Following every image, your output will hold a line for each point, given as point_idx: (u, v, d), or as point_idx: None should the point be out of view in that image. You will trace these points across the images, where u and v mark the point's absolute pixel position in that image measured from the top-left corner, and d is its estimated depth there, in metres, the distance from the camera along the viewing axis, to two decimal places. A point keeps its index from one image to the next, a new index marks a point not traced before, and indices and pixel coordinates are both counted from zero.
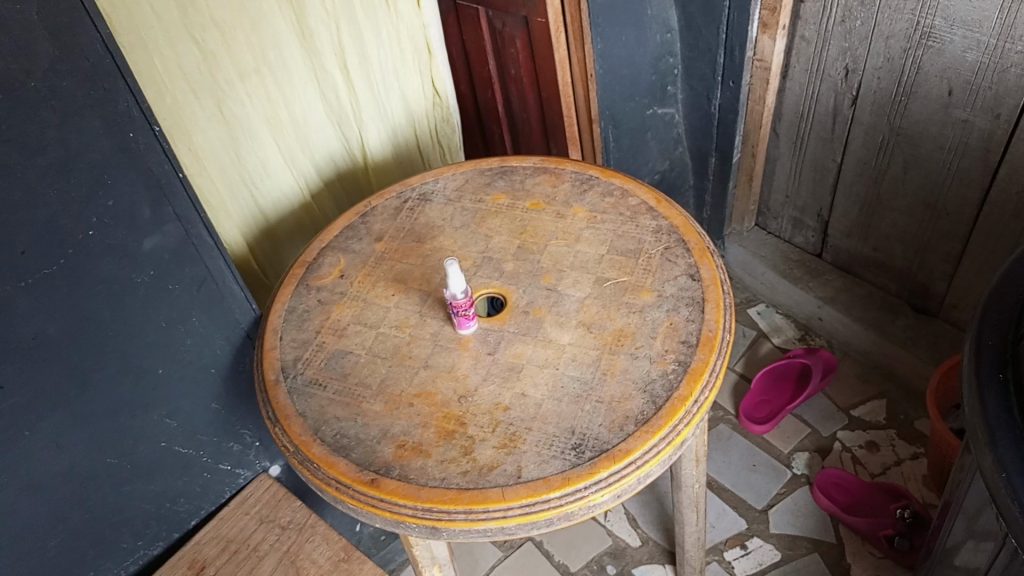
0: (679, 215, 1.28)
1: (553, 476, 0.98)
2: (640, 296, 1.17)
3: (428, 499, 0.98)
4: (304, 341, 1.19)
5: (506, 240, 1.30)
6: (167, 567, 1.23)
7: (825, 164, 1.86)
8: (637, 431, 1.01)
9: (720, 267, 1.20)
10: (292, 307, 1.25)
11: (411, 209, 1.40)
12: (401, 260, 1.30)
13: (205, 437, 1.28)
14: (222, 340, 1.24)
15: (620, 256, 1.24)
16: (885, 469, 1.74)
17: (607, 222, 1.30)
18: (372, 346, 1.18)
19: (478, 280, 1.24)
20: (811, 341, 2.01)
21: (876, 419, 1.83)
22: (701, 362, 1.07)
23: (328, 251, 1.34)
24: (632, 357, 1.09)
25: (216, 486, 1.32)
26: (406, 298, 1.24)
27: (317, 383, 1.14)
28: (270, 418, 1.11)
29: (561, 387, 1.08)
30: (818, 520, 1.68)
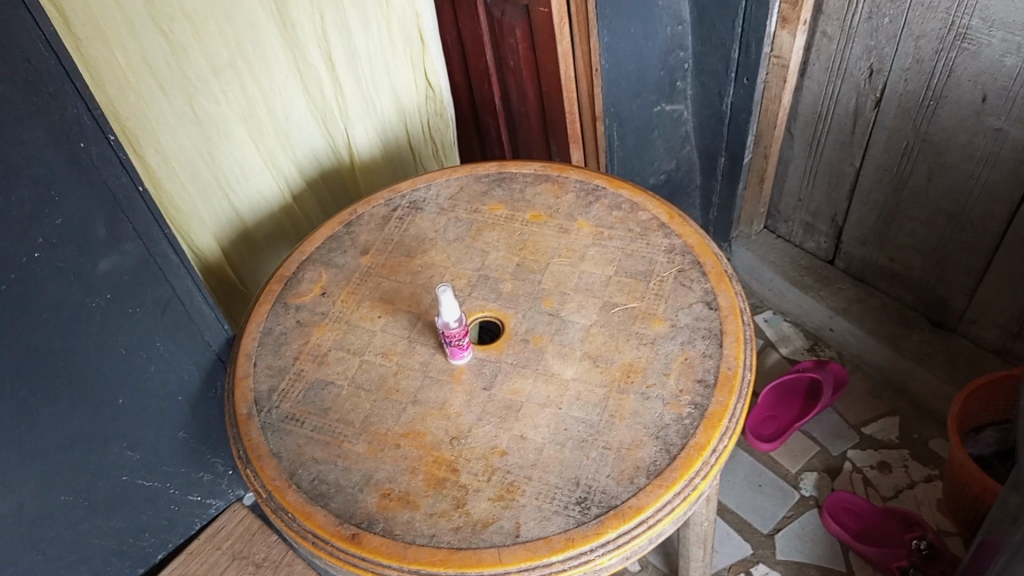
0: (694, 234, 1.17)
1: (555, 536, 0.88)
2: (651, 325, 1.06)
3: (415, 560, 0.88)
4: (281, 368, 1.08)
5: (504, 256, 1.19)
6: None
7: (842, 169, 1.75)
8: (649, 485, 0.91)
9: (739, 294, 1.09)
10: (268, 329, 1.13)
11: (400, 218, 1.28)
12: (389, 277, 1.19)
13: (172, 469, 1.16)
14: (191, 365, 1.12)
15: (629, 278, 1.13)
16: (898, 493, 1.65)
17: (615, 239, 1.18)
18: (355, 377, 1.07)
19: (473, 302, 1.13)
20: (821, 353, 1.91)
21: (888, 437, 1.74)
22: (720, 406, 0.96)
23: (309, 265, 1.22)
24: (643, 397, 0.99)
25: (184, 519, 1.22)
26: (393, 321, 1.13)
27: (294, 419, 1.03)
28: (241, 459, 1.00)
29: (564, 430, 0.97)
30: (827, 546, 1.60)
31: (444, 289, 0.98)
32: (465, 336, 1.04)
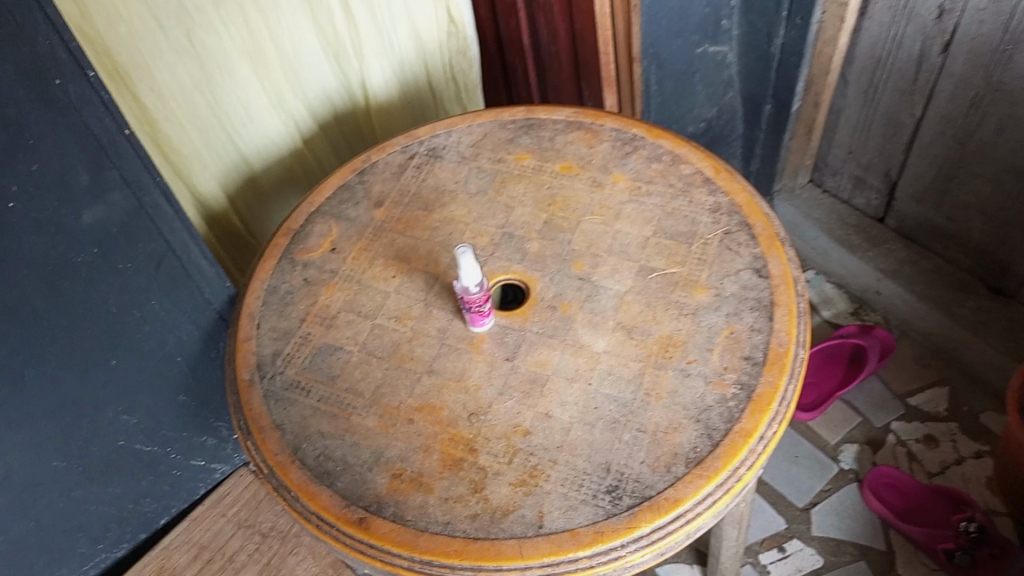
0: (742, 191, 1.05)
1: (583, 529, 0.79)
2: (693, 294, 0.96)
3: (428, 550, 0.80)
4: (286, 331, 0.99)
5: (530, 212, 1.09)
6: None
7: (900, 119, 1.60)
8: (688, 475, 0.82)
9: (792, 261, 0.98)
10: (273, 287, 1.04)
11: (418, 167, 1.17)
12: (404, 233, 1.09)
13: (173, 433, 1.09)
14: (189, 325, 1.03)
15: (669, 240, 1.02)
16: (944, 469, 1.56)
17: (654, 196, 1.07)
18: (367, 342, 0.98)
19: (496, 263, 1.03)
20: (865, 317, 1.80)
21: (936, 410, 1.64)
22: (770, 387, 0.87)
23: (319, 217, 1.12)
24: (683, 374, 0.89)
25: (188, 484, 1.15)
26: (409, 282, 1.03)
27: (298, 388, 0.94)
28: (242, 430, 0.92)
29: (594, 409, 0.88)
30: (866, 524, 1.52)
31: (463, 250, 0.88)
32: (487, 302, 0.94)
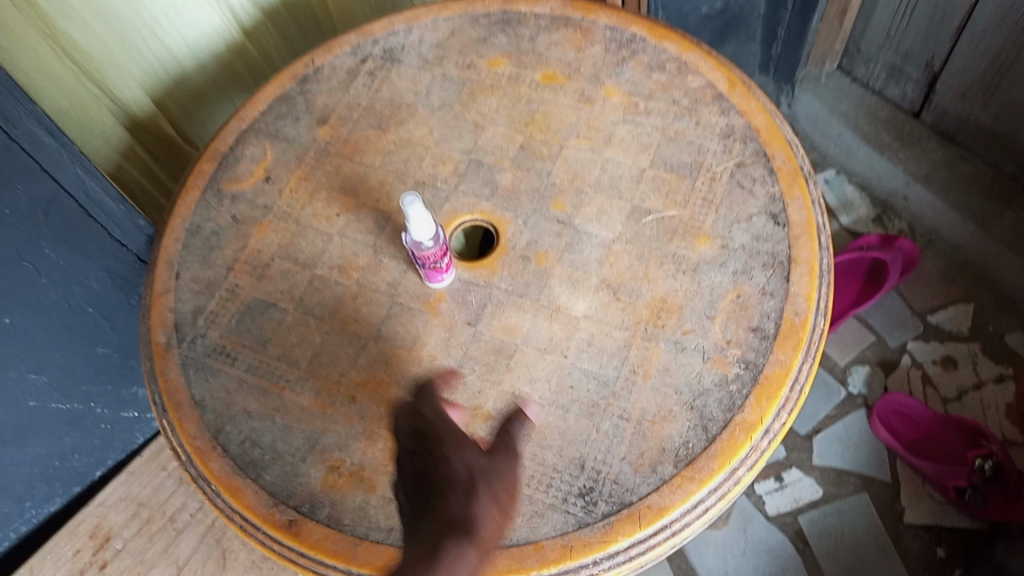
0: (762, 112, 0.86)
1: (548, 543, 0.67)
2: (693, 245, 0.80)
3: (366, 564, 0.68)
4: (209, 283, 0.84)
5: (504, 133, 0.90)
6: (63, 535, 0.96)
7: (952, 2, 1.34)
8: (677, 478, 0.69)
9: (816, 204, 0.81)
10: (195, 226, 0.88)
11: (371, 74, 0.97)
12: (352, 159, 0.91)
13: (94, 388, 0.96)
14: (99, 272, 0.89)
15: (668, 173, 0.85)
16: (961, 395, 1.42)
17: (653, 115, 0.89)
18: (305, 299, 0.82)
19: (459, 199, 0.86)
20: (888, 225, 1.62)
21: (959, 329, 1.48)
22: (780, 369, 0.72)
23: (251, 137, 0.93)
24: (677, 348, 0.74)
25: (123, 435, 1.02)
26: (355, 223, 0.86)
27: (222, 354, 0.80)
28: (157, 406, 0.78)
29: (568, 389, 0.74)
30: (872, 453, 1.39)
31: (412, 202, 0.70)
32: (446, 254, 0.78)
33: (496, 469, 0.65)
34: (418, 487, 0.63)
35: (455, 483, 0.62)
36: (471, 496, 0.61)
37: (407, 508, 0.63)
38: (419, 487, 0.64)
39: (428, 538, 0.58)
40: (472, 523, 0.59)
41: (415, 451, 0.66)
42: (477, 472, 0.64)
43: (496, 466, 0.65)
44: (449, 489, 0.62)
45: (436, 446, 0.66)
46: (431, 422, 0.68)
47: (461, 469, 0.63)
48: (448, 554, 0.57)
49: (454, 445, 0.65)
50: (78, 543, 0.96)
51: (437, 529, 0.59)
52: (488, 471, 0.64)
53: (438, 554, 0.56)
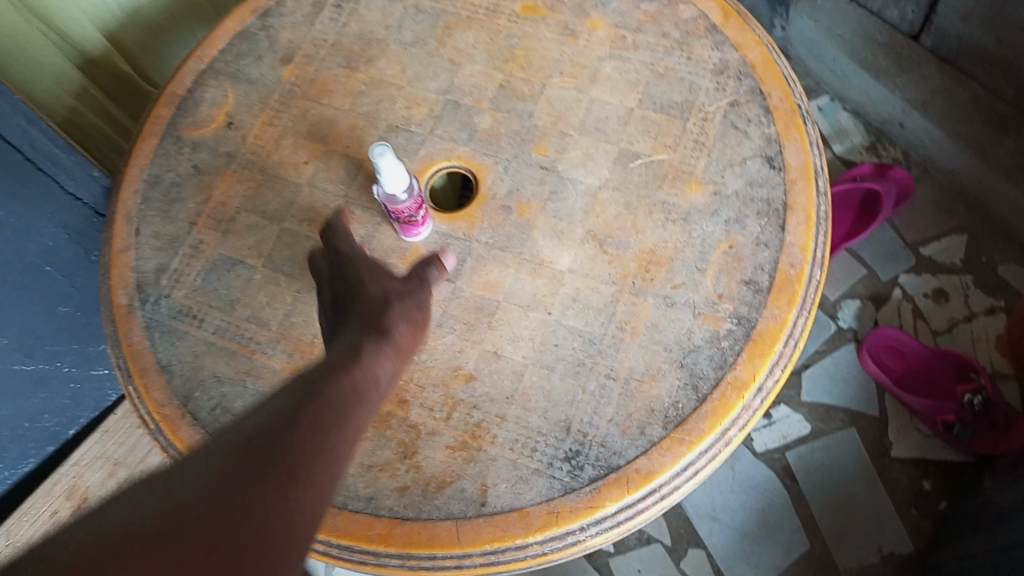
0: (758, 46, 0.81)
1: (533, 510, 0.65)
2: (684, 192, 0.75)
3: (345, 534, 0.66)
4: (171, 239, 0.79)
5: (482, 71, 0.84)
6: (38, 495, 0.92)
7: None
8: (666, 440, 0.66)
9: (814, 145, 0.77)
10: (155, 176, 0.82)
11: (338, 7, 0.90)
12: (320, 102, 0.85)
13: (59, 347, 0.92)
14: (54, 228, 0.85)
15: (657, 113, 0.79)
16: (951, 327, 1.39)
17: (642, 49, 0.83)
18: (273, 256, 0.78)
19: (435, 144, 0.81)
20: (881, 153, 1.57)
21: (952, 261, 1.44)
22: (774, 324, 0.69)
23: (211, 78, 0.87)
24: (666, 303, 0.71)
25: (93, 394, 0.99)
26: (325, 172, 0.81)
27: (188, 316, 0.76)
28: (122, 371, 0.75)
29: (553, 347, 0.71)
30: (861, 388, 1.35)
31: (382, 153, 0.66)
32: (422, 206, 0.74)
33: (411, 287, 0.60)
34: (334, 310, 0.59)
35: (373, 305, 0.57)
36: (386, 309, 0.57)
37: (327, 331, 0.59)
38: (337, 311, 0.59)
39: (347, 341, 0.54)
40: (388, 331, 0.56)
41: (334, 282, 0.61)
42: (394, 293, 0.59)
43: (411, 284, 0.60)
44: (361, 306, 0.57)
45: (347, 271, 0.60)
46: (341, 249, 0.62)
47: (373, 289, 0.58)
48: (369, 358, 0.53)
49: (365, 269, 0.60)
50: (54, 504, 0.92)
51: (351, 337, 0.55)
52: (403, 289, 0.59)
53: (358, 352, 0.53)
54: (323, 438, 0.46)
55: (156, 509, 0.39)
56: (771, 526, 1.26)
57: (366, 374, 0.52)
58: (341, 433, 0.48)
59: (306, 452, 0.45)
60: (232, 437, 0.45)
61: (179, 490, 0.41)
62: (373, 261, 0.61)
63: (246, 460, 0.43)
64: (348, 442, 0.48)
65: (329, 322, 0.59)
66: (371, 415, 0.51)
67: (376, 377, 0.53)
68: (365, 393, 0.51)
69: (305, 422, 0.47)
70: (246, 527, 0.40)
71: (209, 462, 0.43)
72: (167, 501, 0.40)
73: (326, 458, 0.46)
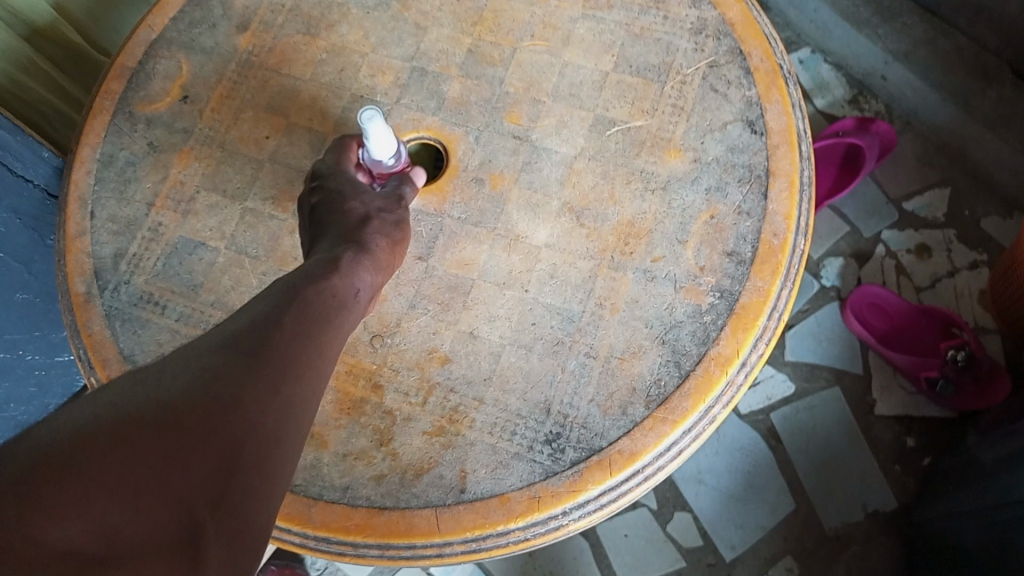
0: (737, 3, 0.78)
1: (514, 495, 0.63)
2: (663, 159, 0.72)
3: (323, 525, 0.64)
4: (128, 222, 0.76)
5: (449, 36, 0.80)
6: None
7: None
8: (648, 419, 0.64)
9: (796, 107, 0.74)
10: (108, 155, 0.78)
11: None
12: (279, 72, 0.81)
13: (19, 335, 0.89)
14: (6, 213, 0.81)
15: (634, 77, 0.76)
16: (935, 283, 1.37)
17: (616, 9, 0.79)
18: (237, 237, 0.74)
19: (402, 115, 0.77)
20: (863, 107, 1.54)
21: (934, 216, 1.42)
22: (758, 297, 0.67)
23: (163, 48, 0.82)
24: (647, 277, 0.69)
25: (60, 380, 0.96)
26: (288, 146, 0.77)
27: (150, 302, 0.72)
28: (82, 362, 0.72)
29: (531, 326, 0.68)
30: (845, 347, 1.34)
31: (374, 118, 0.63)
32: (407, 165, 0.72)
33: (391, 205, 0.66)
34: (313, 216, 0.63)
35: (351, 217, 0.62)
36: (366, 226, 0.62)
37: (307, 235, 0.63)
38: (315, 218, 0.63)
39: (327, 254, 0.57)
40: (366, 245, 0.60)
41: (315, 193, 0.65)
42: (374, 210, 0.64)
43: (390, 203, 0.66)
44: (343, 220, 0.62)
45: (330, 184, 0.65)
46: (324, 164, 0.67)
47: (355, 204, 0.63)
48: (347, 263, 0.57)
49: (347, 183, 0.65)
50: None
51: (332, 248, 0.58)
52: (384, 207, 0.65)
53: (339, 262, 0.56)
54: (309, 337, 0.48)
55: (161, 383, 0.40)
56: (757, 487, 1.26)
57: (345, 286, 0.54)
58: (324, 334, 0.49)
59: (295, 346, 0.46)
60: (224, 329, 0.46)
61: (179, 370, 0.41)
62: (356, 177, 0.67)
63: (240, 346, 0.44)
64: (331, 343, 0.50)
65: (308, 225, 0.63)
66: (350, 324, 0.54)
67: (355, 290, 0.55)
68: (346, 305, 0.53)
69: (290, 318, 0.48)
70: (249, 401, 0.41)
71: (206, 347, 0.44)
72: (166, 381, 0.40)
73: (313, 353, 0.48)
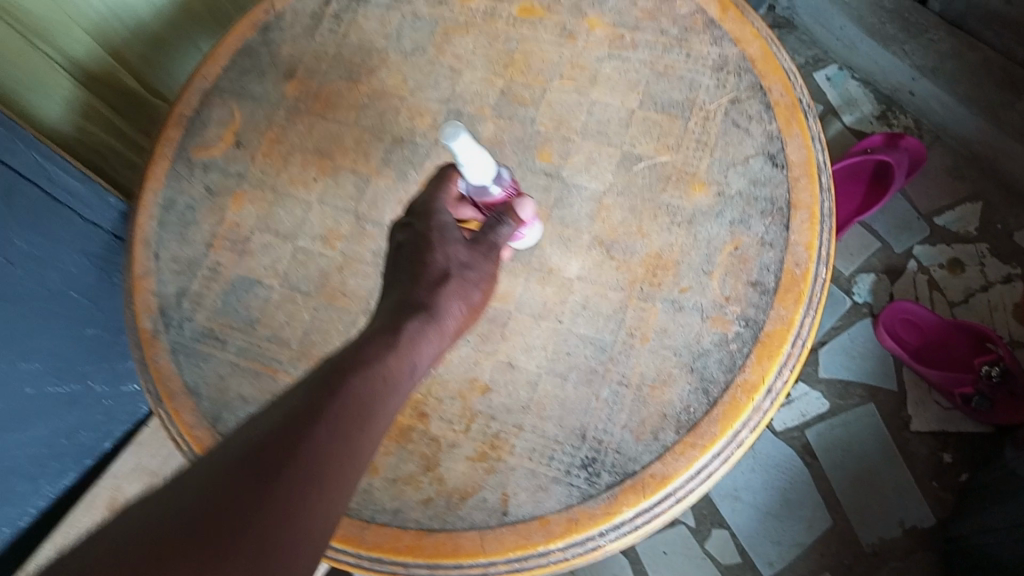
0: (757, 40, 0.81)
1: (553, 517, 0.67)
2: (688, 193, 0.76)
3: (375, 546, 0.69)
4: (190, 262, 0.81)
5: (482, 78, 0.85)
6: (82, 507, 0.96)
7: None
8: (679, 444, 0.68)
9: (816, 140, 0.77)
10: (169, 200, 0.84)
11: (336, 18, 0.90)
12: (324, 116, 0.86)
13: (90, 366, 0.96)
14: (76, 255, 0.88)
15: (659, 114, 0.80)
16: (968, 297, 1.38)
17: (640, 48, 0.83)
18: (289, 275, 0.79)
19: (440, 154, 0.82)
20: (892, 121, 1.53)
21: (966, 230, 1.42)
22: (782, 325, 0.70)
23: (216, 97, 0.88)
24: (674, 307, 0.72)
25: (126, 407, 1.03)
26: (334, 187, 0.82)
27: (211, 338, 0.78)
28: (151, 395, 0.77)
29: (565, 355, 0.72)
30: (878, 363, 1.35)
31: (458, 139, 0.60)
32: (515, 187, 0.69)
33: (476, 260, 0.61)
34: (398, 258, 0.60)
35: (425, 277, 0.58)
36: (441, 288, 0.58)
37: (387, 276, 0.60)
38: (397, 264, 0.60)
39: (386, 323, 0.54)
40: (436, 313, 0.57)
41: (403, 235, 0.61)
42: (456, 266, 0.60)
43: (476, 256, 0.61)
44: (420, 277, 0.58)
45: (419, 227, 0.61)
46: (419, 200, 0.63)
47: (438, 257, 0.59)
48: (409, 334, 0.54)
49: (436, 229, 0.60)
50: (95, 515, 0.96)
51: (398, 313, 0.55)
52: (467, 263, 0.60)
53: (398, 337, 0.53)
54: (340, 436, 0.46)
55: (175, 508, 0.40)
56: (792, 503, 1.28)
57: (396, 367, 0.52)
58: (362, 432, 0.48)
59: (325, 452, 0.45)
60: (254, 430, 0.45)
61: (197, 491, 0.41)
62: (449, 222, 0.61)
63: (259, 460, 0.43)
64: (369, 440, 0.48)
65: (390, 266, 0.60)
66: (397, 407, 0.51)
67: (408, 369, 0.53)
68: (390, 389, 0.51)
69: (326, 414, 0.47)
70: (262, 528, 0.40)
71: (229, 458, 0.43)
72: (180, 505, 0.40)
73: (346, 457, 0.46)
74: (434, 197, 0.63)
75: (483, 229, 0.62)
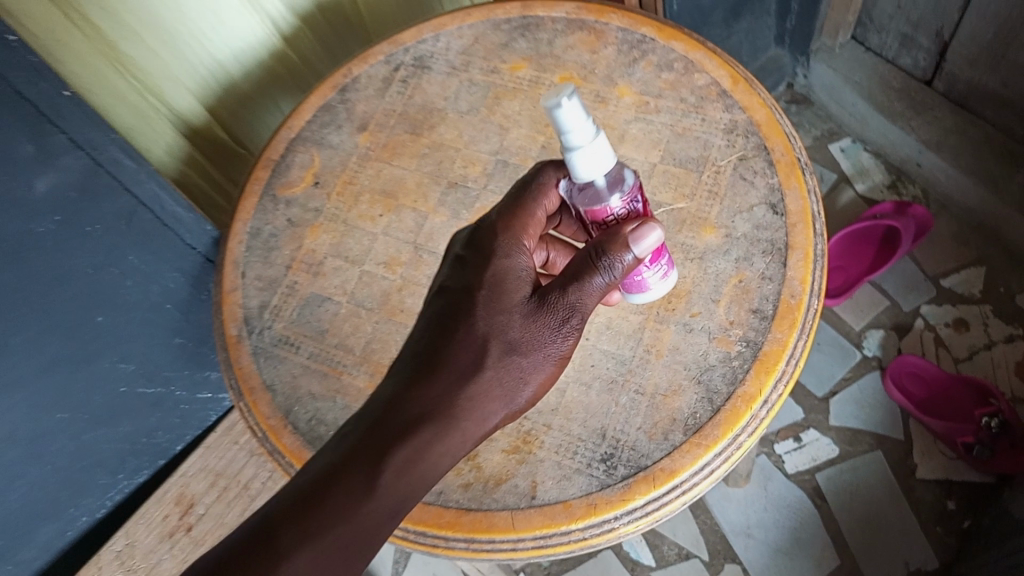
0: (763, 108, 0.94)
1: (575, 501, 0.78)
2: (700, 235, 0.89)
3: (420, 522, 0.80)
4: (271, 280, 0.95)
5: (526, 135, 0.99)
6: (153, 500, 1.07)
7: None
8: (686, 443, 0.79)
9: (812, 193, 0.89)
10: (255, 229, 0.99)
11: (404, 81, 1.06)
12: (391, 163, 1.01)
13: (173, 373, 1.10)
14: (173, 272, 1.04)
15: (677, 168, 0.93)
16: (972, 354, 1.46)
17: (662, 113, 0.97)
18: (356, 293, 0.93)
19: (488, 197, 0.96)
20: (902, 191, 1.65)
21: (971, 291, 1.52)
22: (778, 346, 0.81)
23: (299, 145, 1.04)
24: (686, 329, 0.84)
25: (198, 414, 1.16)
26: (397, 221, 0.97)
27: (287, 344, 0.91)
28: (234, 391, 0.90)
29: (590, 367, 0.84)
30: (886, 412, 1.44)
31: (562, 104, 0.63)
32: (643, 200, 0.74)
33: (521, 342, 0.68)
34: (445, 310, 0.69)
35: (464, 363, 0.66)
36: (474, 380, 0.66)
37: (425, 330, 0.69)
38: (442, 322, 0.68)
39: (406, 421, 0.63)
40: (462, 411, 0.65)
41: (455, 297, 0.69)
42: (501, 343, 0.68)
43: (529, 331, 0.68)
44: (459, 363, 0.66)
45: (471, 284, 0.69)
46: (485, 249, 0.71)
47: (480, 329, 0.67)
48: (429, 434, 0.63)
49: (485, 300, 0.68)
50: (166, 509, 1.07)
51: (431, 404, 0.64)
52: (513, 347, 0.68)
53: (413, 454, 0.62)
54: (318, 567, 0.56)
55: None
56: (802, 541, 1.36)
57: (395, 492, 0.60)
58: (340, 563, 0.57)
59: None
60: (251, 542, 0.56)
61: None
62: (504, 276, 0.70)
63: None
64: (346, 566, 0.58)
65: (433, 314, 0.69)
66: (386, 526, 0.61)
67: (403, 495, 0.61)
68: (389, 511, 0.60)
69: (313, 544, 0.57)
70: None
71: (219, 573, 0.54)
72: None
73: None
74: (500, 247, 0.71)
75: (569, 286, 0.68)
